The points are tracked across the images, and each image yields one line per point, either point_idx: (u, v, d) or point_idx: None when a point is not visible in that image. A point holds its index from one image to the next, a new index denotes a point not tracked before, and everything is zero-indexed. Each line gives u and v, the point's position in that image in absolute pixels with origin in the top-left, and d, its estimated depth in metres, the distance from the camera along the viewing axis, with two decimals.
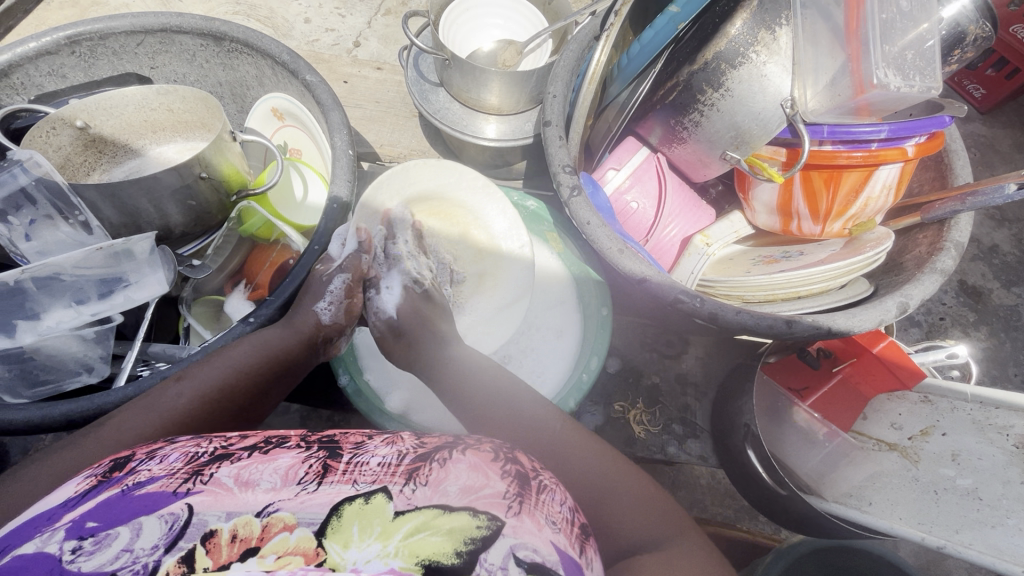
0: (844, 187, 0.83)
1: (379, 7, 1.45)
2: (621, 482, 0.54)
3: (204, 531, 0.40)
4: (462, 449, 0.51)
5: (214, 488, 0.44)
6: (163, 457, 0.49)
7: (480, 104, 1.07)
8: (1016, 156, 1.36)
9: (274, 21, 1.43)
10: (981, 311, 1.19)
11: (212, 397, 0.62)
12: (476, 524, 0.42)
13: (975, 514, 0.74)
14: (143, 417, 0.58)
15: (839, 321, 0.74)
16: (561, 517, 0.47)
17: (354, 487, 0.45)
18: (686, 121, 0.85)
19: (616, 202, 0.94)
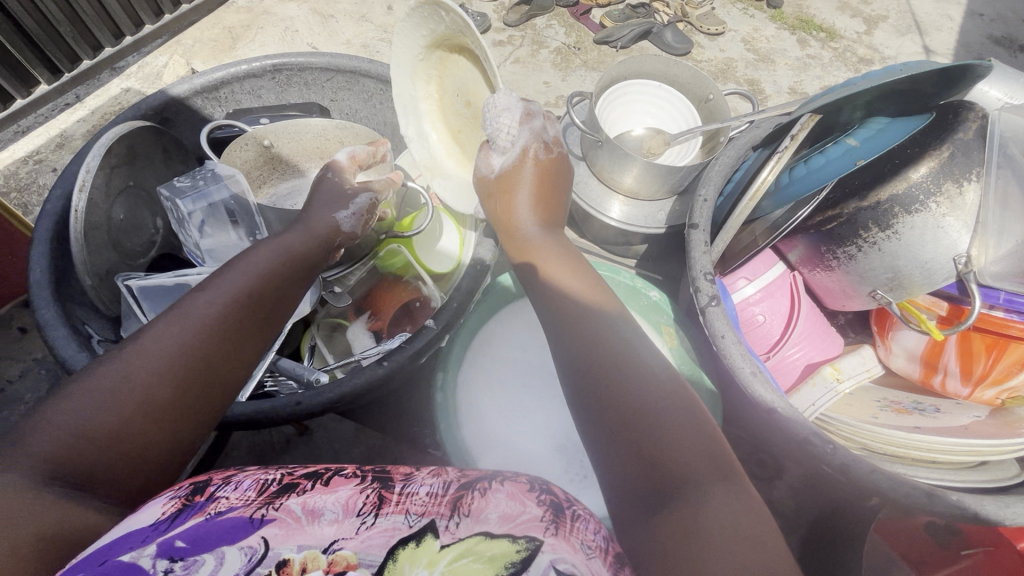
0: (1007, 358, 0.77)
1: (506, 56, 1.70)
2: (683, 414, 0.52)
3: (279, 559, 0.41)
4: (501, 481, 0.50)
5: (283, 517, 0.43)
6: (239, 482, 0.47)
7: (617, 185, 1.09)
8: None
9: None
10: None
11: (213, 329, 0.55)
12: (515, 549, 0.42)
13: None
14: (177, 325, 0.54)
15: (989, 507, 0.67)
16: (595, 545, 0.45)
17: (406, 520, 0.44)
18: (839, 251, 0.83)
19: (743, 314, 0.92)
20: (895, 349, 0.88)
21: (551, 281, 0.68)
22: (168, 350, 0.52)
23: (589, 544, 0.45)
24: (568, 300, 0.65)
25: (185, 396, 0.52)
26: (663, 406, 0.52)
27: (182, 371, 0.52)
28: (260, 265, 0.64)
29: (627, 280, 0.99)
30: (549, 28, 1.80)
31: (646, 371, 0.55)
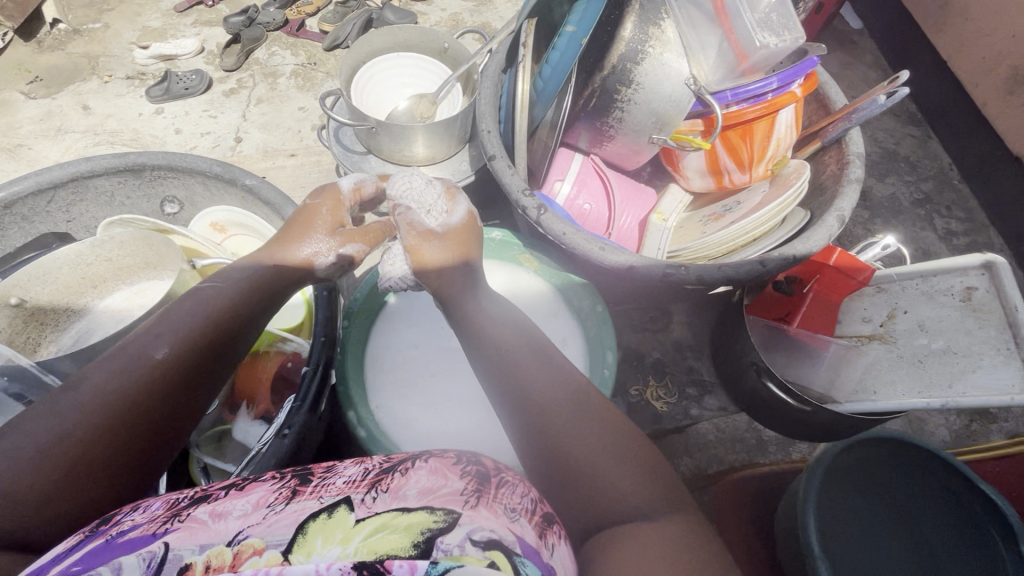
0: (757, 136, 0.94)
1: (248, 100, 1.59)
2: (581, 413, 0.57)
3: (180, 564, 0.38)
4: (427, 458, 0.51)
5: (190, 524, 0.42)
6: (148, 505, 0.45)
7: (412, 158, 1.11)
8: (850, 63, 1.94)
9: (142, 140, 1.51)
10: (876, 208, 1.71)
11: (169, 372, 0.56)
12: (433, 518, 0.41)
13: (957, 366, 0.87)
14: (115, 377, 0.53)
15: (799, 247, 0.84)
16: (521, 507, 0.47)
17: (319, 501, 0.44)
18: (610, 120, 0.94)
19: (573, 209, 1.01)
20: (688, 173, 1.04)
21: (478, 325, 0.68)
22: (123, 381, 0.53)
23: (514, 508, 0.47)
24: (489, 337, 0.65)
25: (121, 432, 0.52)
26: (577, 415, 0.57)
27: (138, 402, 0.53)
28: (220, 287, 0.63)
29: None
30: (273, 56, 1.69)
31: (574, 399, 0.58)
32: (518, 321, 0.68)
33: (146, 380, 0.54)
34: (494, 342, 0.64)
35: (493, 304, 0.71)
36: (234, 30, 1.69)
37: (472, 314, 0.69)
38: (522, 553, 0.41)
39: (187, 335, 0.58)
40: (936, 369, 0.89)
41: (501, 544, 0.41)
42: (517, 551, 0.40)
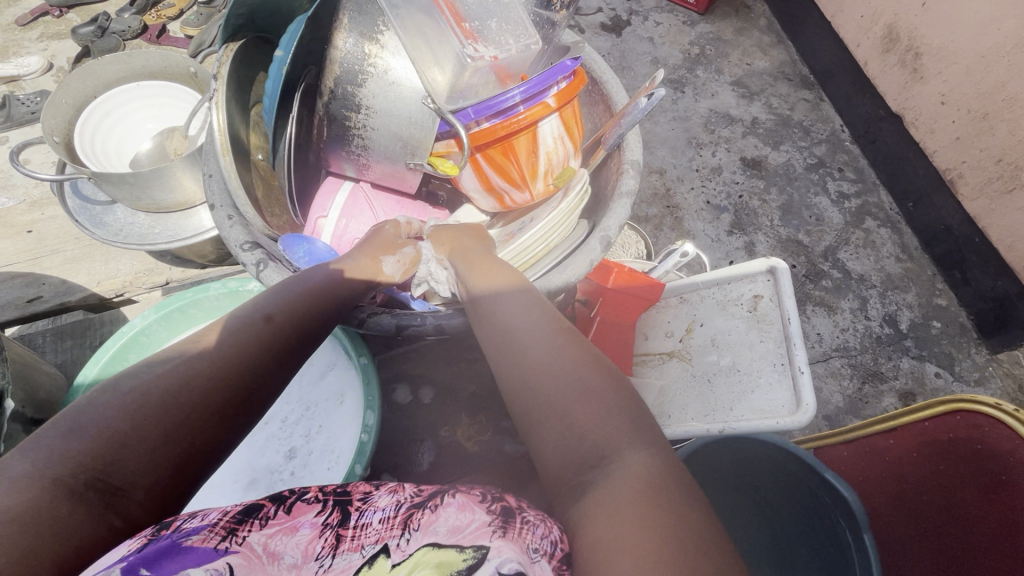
0: (522, 153, 0.82)
1: None
2: (552, 386, 0.51)
3: None
4: (454, 492, 0.51)
5: (248, 550, 0.43)
6: (205, 512, 0.44)
7: (164, 206, 0.97)
8: (738, 39, 1.86)
9: None
10: (766, 176, 1.60)
11: (227, 377, 0.49)
12: (462, 557, 0.43)
13: (739, 386, 0.81)
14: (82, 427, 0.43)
15: (552, 278, 0.77)
16: (544, 546, 0.46)
17: (361, 553, 0.45)
18: (354, 147, 0.82)
19: (340, 245, 0.90)
20: (471, 194, 0.92)
21: (497, 323, 0.60)
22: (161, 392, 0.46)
23: (536, 548, 0.45)
24: (506, 316, 0.59)
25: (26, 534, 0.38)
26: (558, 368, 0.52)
27: (176, 414, 0.45)
28: (236, 321, 0.53)
29: (219, 289, 0.89)
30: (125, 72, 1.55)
31: (556, 350, 0.54)
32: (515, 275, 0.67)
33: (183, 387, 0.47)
34: (499, 317, 0.60)
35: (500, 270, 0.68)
36: (87, 44, 1.51)
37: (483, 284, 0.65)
38: None
39: (255, 342, 0.52)
40: (723, 389, 0.83)
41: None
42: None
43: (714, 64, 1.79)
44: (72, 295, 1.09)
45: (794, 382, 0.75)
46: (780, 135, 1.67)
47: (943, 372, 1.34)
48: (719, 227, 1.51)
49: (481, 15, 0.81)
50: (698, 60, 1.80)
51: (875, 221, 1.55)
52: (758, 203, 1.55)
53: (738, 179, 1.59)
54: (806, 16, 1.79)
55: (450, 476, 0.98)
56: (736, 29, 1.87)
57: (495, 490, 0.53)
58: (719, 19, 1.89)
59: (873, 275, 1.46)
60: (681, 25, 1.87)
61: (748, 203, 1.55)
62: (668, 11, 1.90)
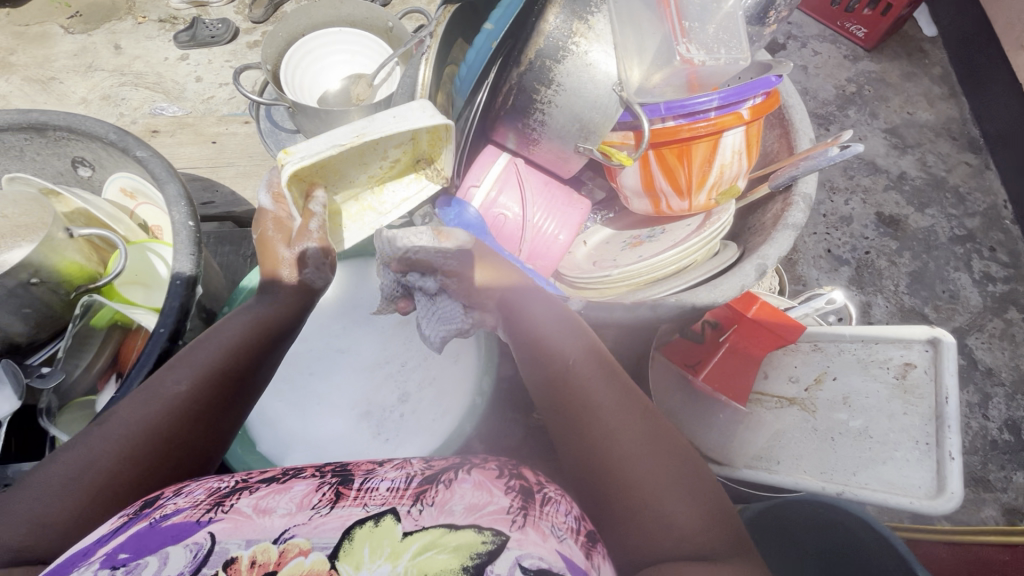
0: (696, 160, 0.83)
1: None
2: (624, 445, 0.54)
3: (226, 558, 0.43)
4: (467, 470, 0.55)
5: (234, 516, 0.47)
6: (189, 491, 0.52)
7: None
8: (904, 84, 1.67)
9: (164, 87, 1.51)
10: (903, 238, 1.46)
11: (216, 377, 0.61)
12: (482, 540, 0.45)
13: (868, 453, 0.76)
14: (97, 445, 0.54)
15: (701, 295, 0.75)
16: (565, 527, 0.50)
17: (365, 509, 0.48)
18: (532, 122, 0.85)
19: (487, 216, 0.94)
20: (626, 192, 0.93)
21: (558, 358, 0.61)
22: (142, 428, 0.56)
23: (560, 526, 0.49)
24: (567, 358, 0.61)
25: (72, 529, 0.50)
26: (627, 431, 0.55)
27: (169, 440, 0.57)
28: (231, 333, 0.63)
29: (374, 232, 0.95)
30: None
31: (642, 443, 0.54)
32: (567, 320, 0.65)
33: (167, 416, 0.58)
34: (572, 386, 0.59)
35: (550, 310, 0.66)
36: None
37: (542, 335, 0.63)
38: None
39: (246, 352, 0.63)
40: (846, 453, 0.78)
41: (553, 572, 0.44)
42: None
43: (869, 106, 1.63)
44: (238, 206, 1.22)
45: (940, 465, 0.70)
46: (927, 197, 1.51)
47: None
48: (835, 280, 1.41)
49: (702, 16, 0.79)
50: (853, 98, 1.64)
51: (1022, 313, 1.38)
52: (886, 264, 1.42)
53: (868, 234, 1.46)
54: (993, 72, 1.59)
55: (530, 457, 1.02)
56: (904, 74, 1.68)
57: (511, 464, 0.58)
58: (886, 59, 1.70)
59: (1004, 371, 1.30)
60: (842, 59, 1.70)
61: (873, 261, 1.42)
62: (831, 42, 1.73)
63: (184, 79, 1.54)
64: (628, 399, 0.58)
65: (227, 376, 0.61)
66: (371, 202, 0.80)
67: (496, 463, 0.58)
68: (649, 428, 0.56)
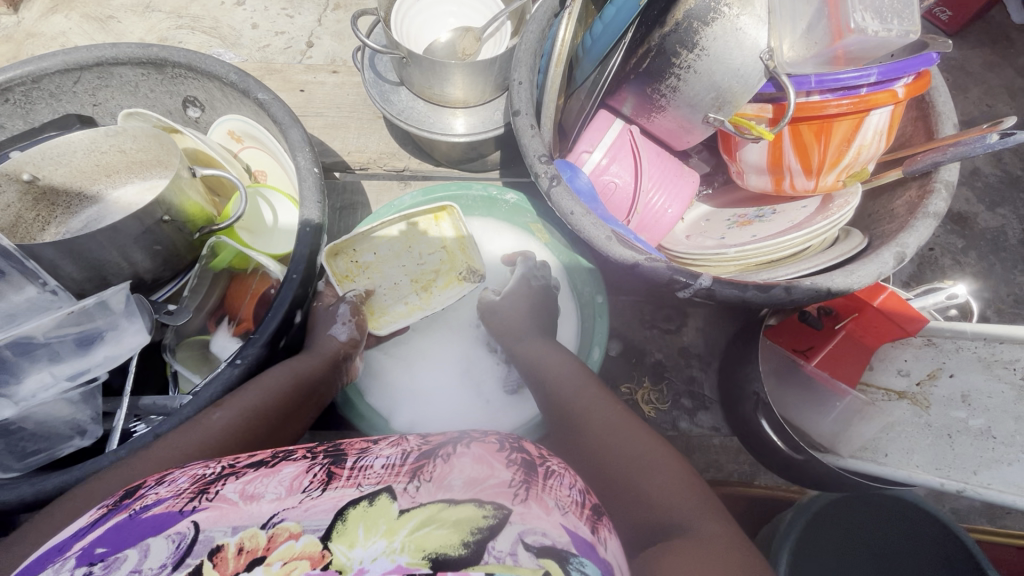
0: (835, 138, 0.79)
1: (327, 3, 1.38)
2: (625, 454, 0.60)
3: (211, 547, 0.42)
4: (467, 444, 0.54)
5: (219, 504, 0.46)
6: (171, 480, 0.50)
7: (444, 99, 1.03)
8: (986, 74, 1.54)
9: (220, 31, 1.37)
10: (969, 236, 1.39)
11: (258, 411, 0.64)
12: (483, 514, 0.44)
13: (990, 454, 0.76)
14: (177, 443, 0.57)
15: (837, 280, 0.73)
16: (570, 500, 0.49)
17: (359, 489, 0.47)
18: (663, 87, 0.82)
19: (597, 183, 0.91)
20: (744, 168, 0.89)
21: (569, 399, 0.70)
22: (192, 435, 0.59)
23: (563, 501, 0.48)
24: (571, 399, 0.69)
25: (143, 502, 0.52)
26: (630, 445, 0.61)
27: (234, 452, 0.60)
28: (277, 376, 0.69)
29: (480, 191, 0.95)
30: None
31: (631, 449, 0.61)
32: (556, 357, 0.78)
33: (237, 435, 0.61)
34: (572, 412, 0.68)
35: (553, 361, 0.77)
36: None
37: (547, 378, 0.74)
38: (578, 551, 0.44)
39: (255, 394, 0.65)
40: (964, 452, 0.78)
41: (558, 548, 0.43)
42: (574, 552, 0.43)
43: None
44: (327, 157, 1.21)
45: None
46: (999, 195, 1.44)
47: None
48: (900, 276, 1.35)
49: None
50: None
51: None
52: (949, 261, 1.36)
53: (934, 229, 1.39)
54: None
55: None
56: (985, 63, 1.55)
57: (513, 438, 0.57)
58: (970, 45, 1.57)
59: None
60: None
61: (936, 257, 1.36)
62: None
63: (241, 24, 1.38)
64: (633, 425, 0.64)
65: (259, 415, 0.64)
66: (417, 304, 0.89)
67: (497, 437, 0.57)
68: (649, 442, 0.61)
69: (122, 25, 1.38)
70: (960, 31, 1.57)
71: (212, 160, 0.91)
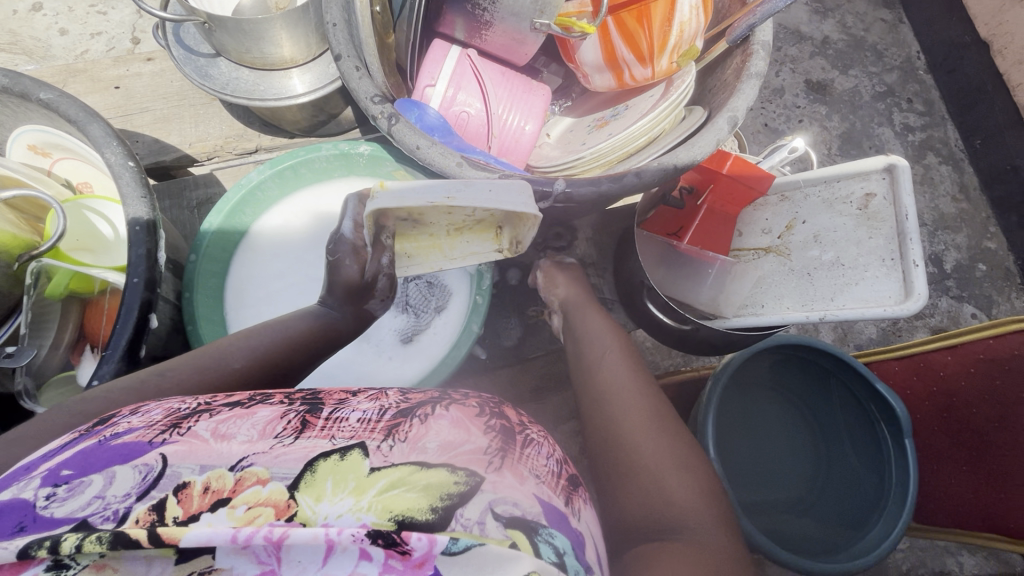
0: (656, 20, 0.81)
1: None
2: (653, 445, 0.63)
3: (177, 483, 0.40)
4: (444, 406, 0.54)
5: (190, 439, 0.44)
6: (145, 412, 0.49)
7: (269, 61, 0.95)
8: None
9: (24, 46, 1.20)
10: (830, 101, 1.50)
11: (275, 357, 0.63)
12: (454, 480, 0.43)
13: (842, 279, 0.83)
14: (196, 369, 0.59)
15: (681, 156, 0.76)
16: (545, 470, 0.52)
17: (331, 441, 0.45)
18: (482, 1, 0.79)
19: (448, 116, 0.89)
20: (587, 69, 0.91)
21: (603, 377, 0.73)
22: (208, 371, 0.59)
23: (536, 473, 0.51)
24: (612, 376, 0.73)
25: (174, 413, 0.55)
26: (655, 436, 0.64)
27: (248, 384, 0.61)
28: (302, 323, 0.67)
29: (330, 149, 0.89)
30: None
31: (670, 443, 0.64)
32: (610, 335, 0.81)
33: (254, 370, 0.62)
34: (606, 389, 0.72)
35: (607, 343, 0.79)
36: None
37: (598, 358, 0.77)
38: (548, 521, 0.45)
39: (284, 335, 0.65)
40: (823, 282, 0.86)
41: (524, 518, 0.43)
42: (543, 525, 0.43)
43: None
44: (165, 155, 1.10)
45: (905, 274, 0.76)
46: (850, 58, 1.54)
47: (979, 313, 1.36)
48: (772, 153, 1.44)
49: None
50: None
51: (936, 157, 1.49)
52: (817, 129, 1.47)
53: (799, 102, 1.49)
54: None
55: (532, 351, 1.06)
56: None
57: (492, 403, 0.60)
58: None
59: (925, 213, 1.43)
60: None
61: (805, 127, 1.47)
62: None
63: (47, 33, 1.22)
64: (661, 415, 0.67)
65: (279, 364, 0.64)
66: (439, 241, 0.76)
67: (478, 401, 0.59)
68: (674, 434, 0.65)
69: None
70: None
71: (13, 181, 0.81)
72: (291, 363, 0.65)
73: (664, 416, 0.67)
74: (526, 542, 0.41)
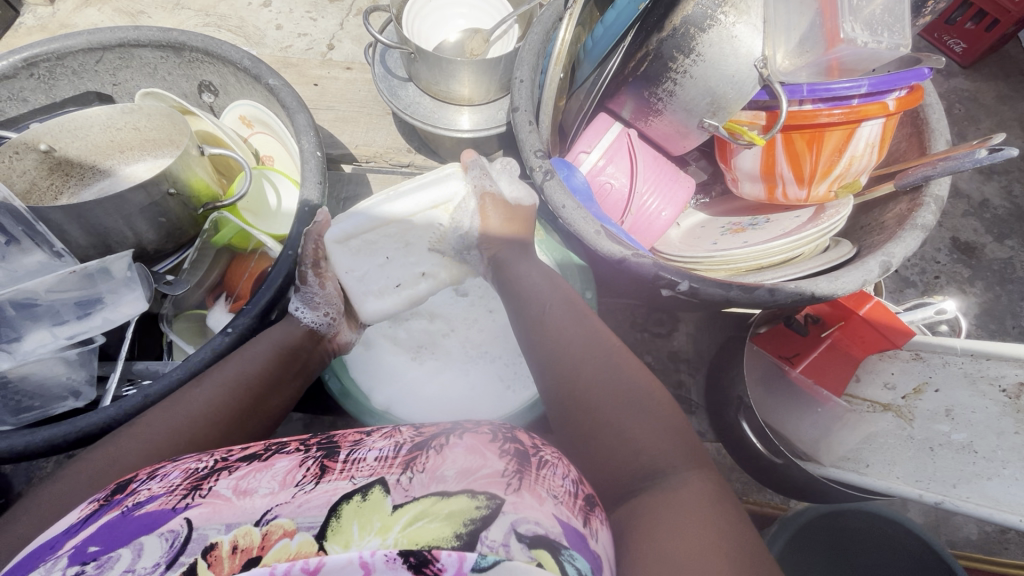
0: (827, 148, 0.81)
1: (350, 9, 1.43)
2: (607, 388, 0.59)
3: (204, 545, 0.37)
4: (460, 435, 0.49)
5: (212, 500, 0.42)
6: (164, 475, 0.47)
7: (449, 95, 1.06)
8: (999, 107, 1.54)
9: (245, 30, 1.41)
10: (976, 266, 1.38)
11: (237, 382, 0.64)
12: (475, 505, 0.40)
13: (971, 467, 0.74)
14: (166, 413, 0.58)
15: (822, 285, 0.73)
16: (563, 491, 0.46)
17: (352, 482, 0.43)
18: (660, 91, 0.83)
19: (593, 183, 0.93)
20: (739, 175, 0.91)
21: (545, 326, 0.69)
22: (177, 411, 0.59)
23: (555, 494, 0.45)
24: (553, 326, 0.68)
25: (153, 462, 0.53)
26: (610, 382, 0.60)
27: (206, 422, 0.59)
28: (254, 347, 0.68)
29: None
30: None
31: (593, 355, 0.64)
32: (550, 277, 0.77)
33: (211, 408, 0.60)
34: (548, 330, 0.68)
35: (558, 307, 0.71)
36: None
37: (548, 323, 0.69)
38: (570, 543, 0.40)
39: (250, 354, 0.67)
40: (946, 465, 0.76)
41: (550, 539, 0.39)
42: (565, 544, 0.39)
43: (956, 127, 1.51)
44: (334, 149, 1.24)
45: None
46: (1009, 228, 1.43)
47: None
48: (901, 302, 1.33)
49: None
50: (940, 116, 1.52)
51: None
52: (955, 291, 1.35)
53: (940, 258, 1.39)
54: None
55: None
56: (1001, 96, 1.55)
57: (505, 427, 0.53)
58: (982, 77, 1.58)
59: None
60: (934, 73, 1.58)
61: (942, 285, 1.35)
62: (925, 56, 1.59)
63: (265, 26, 1.42)
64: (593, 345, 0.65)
65: (238, 379, 0.64)
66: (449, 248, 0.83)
67: (492, 426, 0.53)
68: (627, 363, 0.63)
69: (151, 20, 1.42)
70: (974, 63, 1.58)
71: (222, 142, 0.95)
72: (256, 383, 0.66)
73: (609, 357, 0.63)
74: (552, 561, 0.37)
